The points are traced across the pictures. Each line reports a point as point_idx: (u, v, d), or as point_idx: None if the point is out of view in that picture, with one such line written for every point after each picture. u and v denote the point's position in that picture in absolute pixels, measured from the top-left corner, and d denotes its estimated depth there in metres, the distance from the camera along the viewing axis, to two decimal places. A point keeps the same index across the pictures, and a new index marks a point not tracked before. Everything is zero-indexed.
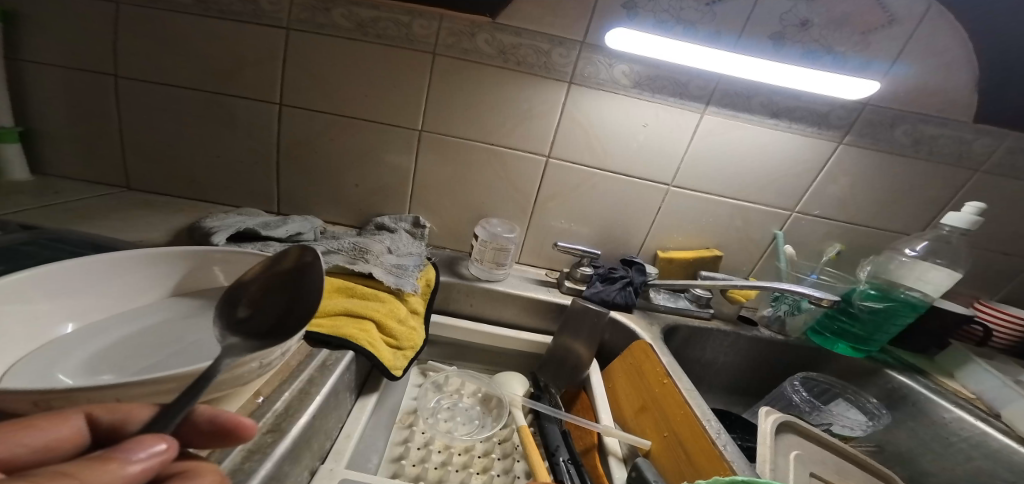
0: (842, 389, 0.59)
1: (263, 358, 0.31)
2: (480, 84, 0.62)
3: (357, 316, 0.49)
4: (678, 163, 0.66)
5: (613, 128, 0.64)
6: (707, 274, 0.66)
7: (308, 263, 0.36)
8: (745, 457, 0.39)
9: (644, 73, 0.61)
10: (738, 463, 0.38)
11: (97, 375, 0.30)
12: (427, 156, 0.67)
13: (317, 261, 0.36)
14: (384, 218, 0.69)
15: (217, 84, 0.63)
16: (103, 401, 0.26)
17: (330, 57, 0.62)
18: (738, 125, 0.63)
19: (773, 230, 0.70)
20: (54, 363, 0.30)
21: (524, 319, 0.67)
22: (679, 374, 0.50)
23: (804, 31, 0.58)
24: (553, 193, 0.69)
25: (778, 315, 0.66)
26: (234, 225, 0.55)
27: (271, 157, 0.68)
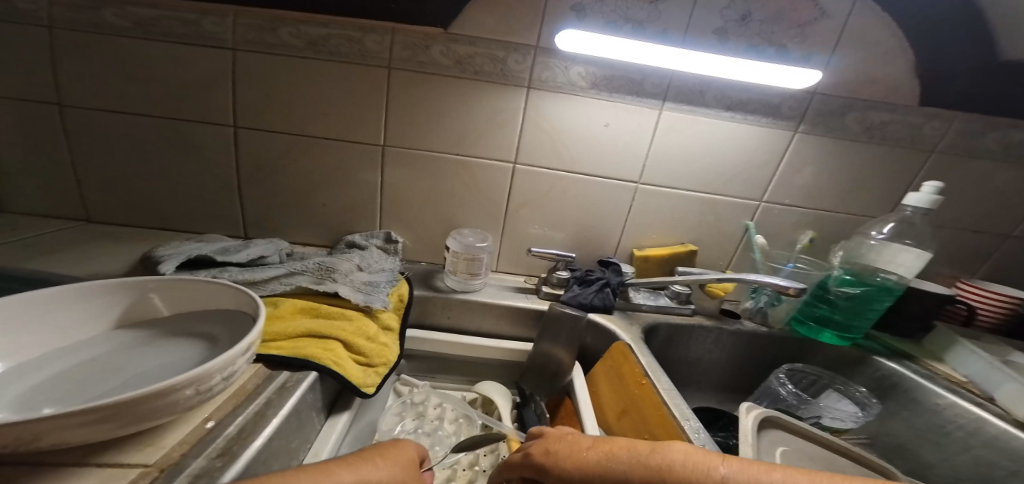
0: (830, 379, 0.58)
1: (199, 384, 0.29)
2: (438, 95, 0.62)
3: (322, 337, 0.47)
4: (643, 161, 0.66)
5: (574, 131, 0.64)
6: (685, 270, 0.65)
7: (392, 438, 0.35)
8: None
9: (599, 74, 0.61)
10: None
11: (36, 410, 0.28)
12: (391, 171, 0.66)
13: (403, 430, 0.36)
14: (354, 236, 0.67)
15: (171, 109, 0.62)
16: (16, 438, 0.23)
17: (282, 77, 0.61)
18: (697, 121, 0.63)
19: (743, 222, 0.70)
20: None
21: (504, 329, 0.65)
22: (658, 374, 0.49)
23: (746, 26, 0.59)
24: (523, 199, 0.68)
25: (760, 308, 0.66)
26: (186, 253, 0.53)
27: (232, 181, 0.66)
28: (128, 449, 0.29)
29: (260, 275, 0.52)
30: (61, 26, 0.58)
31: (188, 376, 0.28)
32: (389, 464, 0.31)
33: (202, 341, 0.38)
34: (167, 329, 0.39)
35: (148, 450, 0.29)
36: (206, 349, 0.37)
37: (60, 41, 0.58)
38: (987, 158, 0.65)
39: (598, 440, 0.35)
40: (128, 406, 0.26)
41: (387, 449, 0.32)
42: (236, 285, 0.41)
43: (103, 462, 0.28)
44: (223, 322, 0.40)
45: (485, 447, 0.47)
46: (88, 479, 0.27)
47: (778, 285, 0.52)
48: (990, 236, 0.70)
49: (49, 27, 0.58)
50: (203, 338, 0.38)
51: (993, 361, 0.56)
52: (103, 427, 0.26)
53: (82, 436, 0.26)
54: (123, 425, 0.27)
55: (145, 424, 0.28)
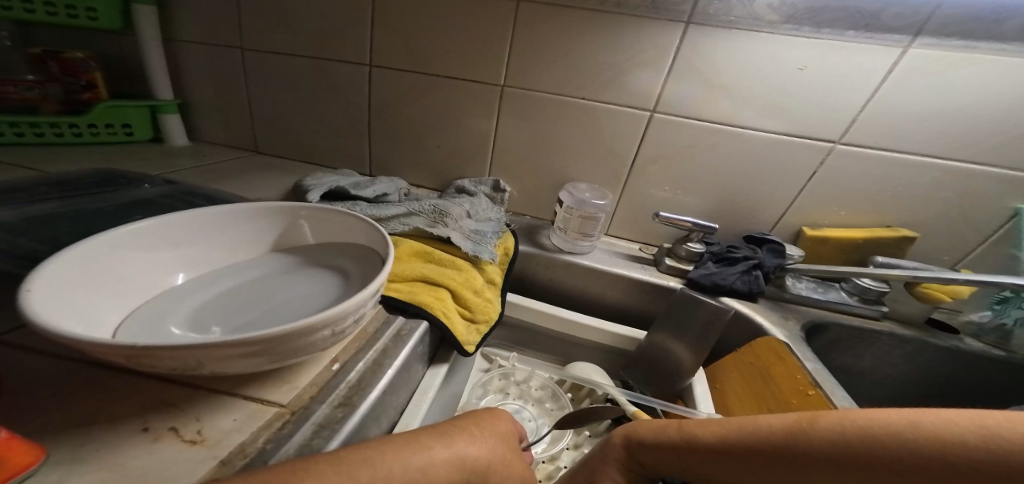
0: None
1: (335, 326, 0.30)
2: (580, 30, 0.53)
3: (435, 284, 0.46)
4: (853, 115, 0.48)
5: (749, 75, 0.49)
6: (885, 261, 0.49)
7: (490, 407, 0.32)
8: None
9: (802, 4, 0.45)
10: None
11: (205, 329, 0.31)
12: (508, 118, 0.62)
13: (497, 407, 0.33)
14: (465, 181, 0.66)
15: (320, 50, 0.66)
16: (184, 362, 0.25)
17: (418, 15, 0.59)
18: (962, 62, 0.43)
19: (1015, 204, 0.49)
20: (163, 317, 0.31)
21: (616, 301, 0.58)
22: (831, 387, 0.38)
23: None
24: (655, 155, 0.57)
25: (1002, 325, 0.48)
26: (327, 184, 0.58)
27: (365, 121, 0.70)
28: (268, 387, 0.30)
29: (384, 213, 0.54)
30: None
31: (321, 319, 0.28)
32: (484, 440, 0.28)
33: (336, 274, 0.40)
34: (308, 259, 0.43)
35: (284, 389, 0.30)
36: (341, 284, 0.39)
37: None
38: None
39: (681, 425, 0.33)
40: (276, 343, 0.27)
41: (484, 419, 0.30)
42: (368, 221, 0.43)
43: (249, 395, 0.29)
44: (354, 259, 0.42)
45: (572, 440, 0.44)
46: (235, 413, 0.28)
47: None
48: None
49: None
50: (336, 272, 0.40)
51: None
52: (254, 361, 0.28)
53: (236, 367, 0.28)
54: (268, 361, 0.28)
55: (286, 362, 0.29)
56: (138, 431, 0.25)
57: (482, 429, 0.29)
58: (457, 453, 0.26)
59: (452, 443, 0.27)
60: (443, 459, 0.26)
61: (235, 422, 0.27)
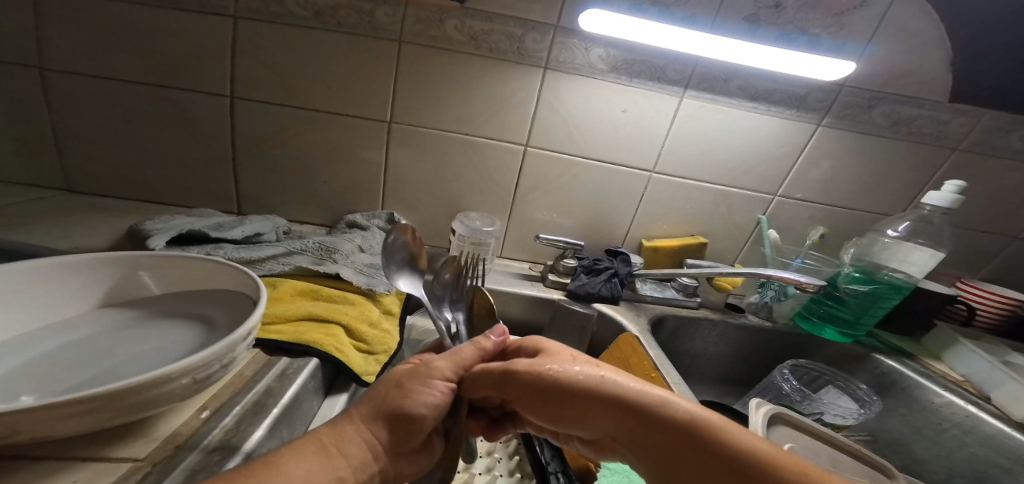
0: (832, 376, 0.62)
1: (198, 373, 0.27)
2: (447, 71, 0.59)
3: (324, 321, 0.45)
4: (658, 150, 0.64)
5: (592, 115, 0.61)
6: (693, 263, 0.65)
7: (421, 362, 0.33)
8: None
9: (621, 58, 0.58)
10: None
11: (11, 399, 0.25)
12: (398, 150, 0.64)
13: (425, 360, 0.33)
14: (356, 216, 0.65)
15: (165, 79, 0.58)
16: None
17: (283, 43, 0.57)
18: (720, 109, 0.61)
19: (755, 215, 0.69)
20: None
21: (510, 316, 0.64)
22: (667, 369, 0.49)
23: (781, 11, 0.54)
24: (533, 184, 0.66)
25: (765, 302, 0.68)
26: (176, 228, 0.51)
27: (227, 155, 0.63)
28: (121, 443, 0.27)
29: (257, 255, 0.50)
30: None
31: (181, 367, 0.25)
32: (417, 396, 0.30)
33: (199, 322, 0.36)
34: (160, 310, 0.37)
35: (139, 442, 0.27)
36: (203, 332, 0.35)
37: None
38: None
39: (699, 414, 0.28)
40: (120, 397, 0.24)
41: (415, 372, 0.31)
42: (235, 264, 0.40)
43: (91, 457, 0.26)
44: (222, 304, 0.38)
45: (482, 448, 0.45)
46: (75, 475, 0.24)
47: (800, 281, 0.54)
48: (1019, 240, 0.68)
49: None
50: (199, 320, 0.37)
51: (995, 361, 0.57)
52: (93, 419, 0.24)
53: (70, 428, 0.24)
54: (113, 417, 0.25)
55: (136, 417, 0.26)
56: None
57: (420, 392, 0.30)
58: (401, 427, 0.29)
59: (413, 407, 0.29)
60: (386, 433, 0.29)
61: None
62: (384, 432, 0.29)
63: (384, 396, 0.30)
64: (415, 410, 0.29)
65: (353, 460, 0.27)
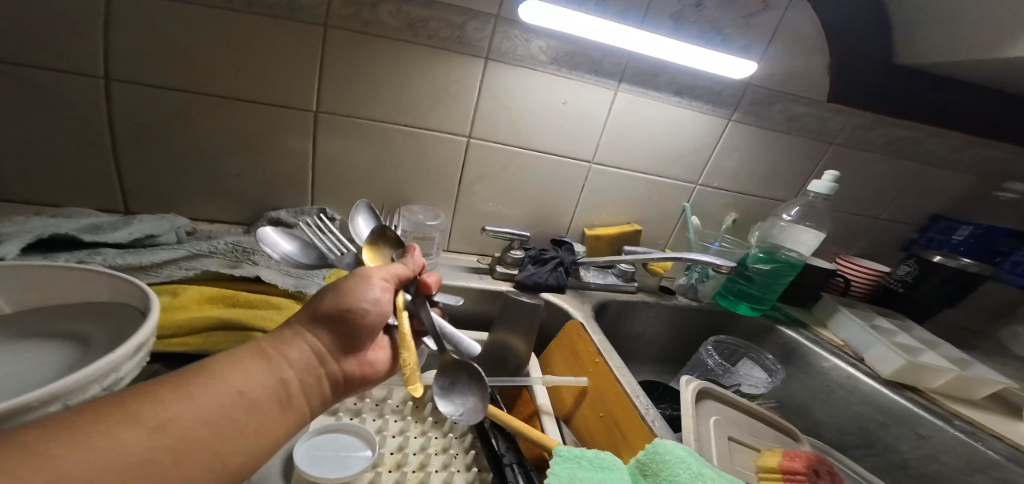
0: (747, 349, 0.69)
1: (70, 397, 0.24)
2: (380, 53, 0.55)
3: (245, 328, 0.39)
4: (597, 141, 0.66)
5: (533, 106, 0.62)
6: (632, 250, 0.69)
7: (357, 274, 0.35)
8: (670, 430, 0.41)
9: (560, 49, 0.59)
10: (659, 427, 0.41)
11: None
12: (328, 138, 0.58)
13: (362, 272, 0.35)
14: (280, 212, 0.58)
15: (10, 49, 0.47)
16: None
17: (175, 7, 0.48)
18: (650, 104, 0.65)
19: (681, 203, 0.75)
20: None
21: (458, 311, 0.63)
22: (609, 352, 0.51)
23: (701, 11, 0.59)
24: (476, 176, 0.65)
25: (692, 283, 0.75)
26: (35, 230, 0.41)
27: (110, 143, 0.53)
28: None
29: (149, 260, 0.42)
30: None
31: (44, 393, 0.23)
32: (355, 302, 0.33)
33: (72, 342, 0.33)
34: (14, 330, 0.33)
35: None
36: (80, 354, 0.32)
37: None
38: (883, 154, 0.75)
39: None
40: None
41: (353, 284, 0.34)
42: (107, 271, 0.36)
43: None
44: (101, 318, 0.35)
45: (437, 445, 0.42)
46: None
47: (715, 264, 0.60)
48: (880, 220, 0.82)
49: None
50: (71, 338, 0.33)
51: (865, 326, 0.68)
52: None
53: None
54: None
55: None
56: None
57: (358, 298, 0.33)
58: (341, 329, 0.33)
59: (351, 310, 0.33)
60: (327, 338, 0.33)
61: None
62: (325, 336, 0.33)
63: (324, 308, 0.33)
64: (354, 314, 0.33)
65: (295, 362, 0.30)
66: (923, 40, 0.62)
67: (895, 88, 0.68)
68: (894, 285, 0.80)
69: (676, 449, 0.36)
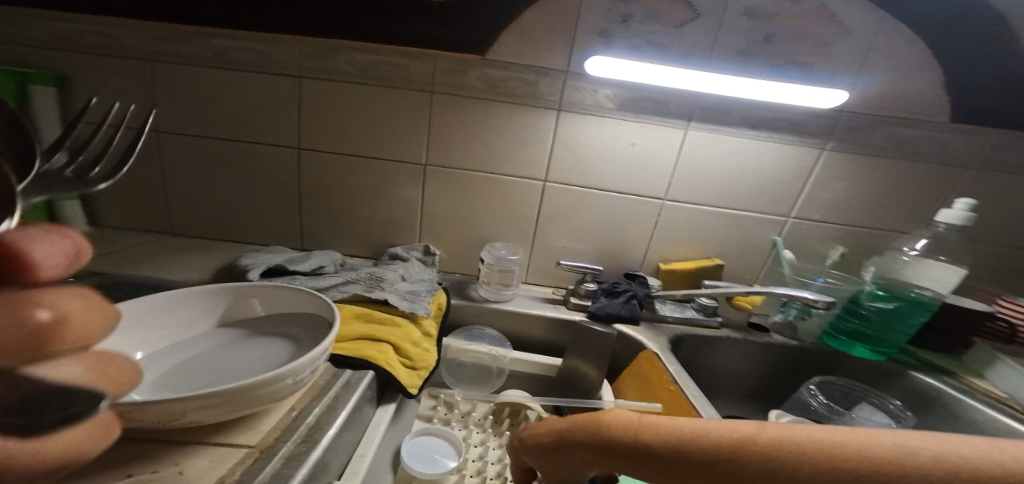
0: (863, 393, 0.61)
1: (294, 376, 0.34)
2: (473, 117, 0.68)
3: (375, 340, 0.52)
4: (668, 180, 0.69)
5: (604, 150, 0.68)
6: (711, 284, 0.67)
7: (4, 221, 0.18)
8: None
9: (624, 97, 0.64)
10: None
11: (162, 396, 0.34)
12: (431, 187, 0.73)
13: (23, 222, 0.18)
14: (397, 249, 0.74)
15: (246, 135, 0.71)
16: (170, 413, 0.29)
17: (336, 97, 0.68)
18: (725, 138, 0.65)
19: (771, 236, 0.71)
20: None
21: (537, 337, 0.69)
22: (684, 380, 0.53)
23: (770, 45, 0.58)
24: (550, 215, 0.72)
25: (789, 321, 0.69)
26: (266, 263, 0.62)
27: (293, 198, 0.75)
28: (233, 433, 0.34)
29: (324, 283, 0.59)
30: (160, 59, 0.68)
31: (286, 369, 0.33)
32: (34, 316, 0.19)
33: (287, 340, 0.44)
34: (256, 329, 0.46)
35: (248, 433, 0.35)
36: (290, 348, 0.43)
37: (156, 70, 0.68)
38: None
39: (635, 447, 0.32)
40: (246, 392, 0.31)
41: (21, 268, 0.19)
42: (315, 293, 0.48)
43: (215, 442, 0.33)
44: (304, 325, 0.47)
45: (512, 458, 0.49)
46: (209, 455, 0.32)
47: (807, 299, 0.56)
48: None
49: (150, 60, 0.68)
50: (287, 337, 0.45)
51: None
52: (221, 410, 0.31)
53: (206, 416, 0.31)
54: (232, 410, 0.32)
55: (246, 410, 0.33)
56: (121, 477, 0.28)
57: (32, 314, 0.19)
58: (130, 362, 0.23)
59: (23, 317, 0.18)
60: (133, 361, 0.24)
61: (210, 461, 0.31)
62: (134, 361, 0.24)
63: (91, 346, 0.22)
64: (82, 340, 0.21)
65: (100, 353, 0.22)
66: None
67: None
68: None
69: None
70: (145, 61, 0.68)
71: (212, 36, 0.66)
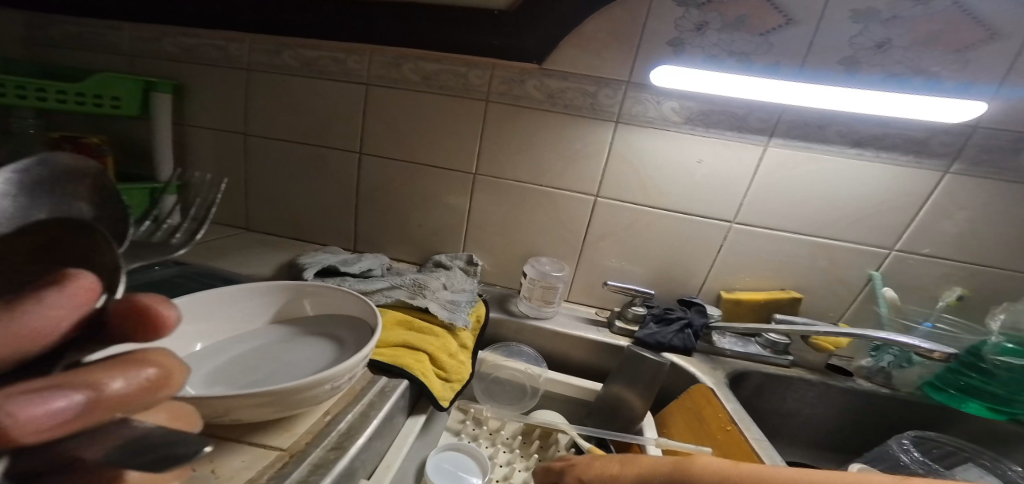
0: (970, 454, 0.51)
1: (334, 381, 0.35)
2: (530, 128, 0.66)
3: (414, 349, 0.52)
4: (739, 202, 0.62)
5: (671, 166, 0.63)
6: (783, 318, 0.60)
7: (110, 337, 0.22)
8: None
9: (695, 110, 0.59)
10: None
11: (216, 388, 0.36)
12: (483, 197, 0.72)
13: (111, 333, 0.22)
14: (441, 256, 0.74)
15: (316, 140, 0.76)
16: (219, 409, 0.31)
17: (396, 105, 0.71)
18: (814, 157, 0.58)
19: (867, 271, 0.61)
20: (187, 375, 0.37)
21: (579, 359, 0.66)
22: (746, 423, 0.46)
23: (885, 51, 0.51)
24: (603, 232, 0.69)
25: (881, 367, 0.59)
26: (320, 263, 0.65)
27: (352, 202, 0.79)
28: (271, 434, 0.36)
29: (370, 287, 0.61)
30: (256, 69, 0.75)
31: (325, 375, 0.33)
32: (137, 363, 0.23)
33: (333, 341, 0.46)
34: (306, 328, 0.48)
35: (284, 435, 0.36)
36: (336, 348, 0.45)
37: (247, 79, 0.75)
38: None
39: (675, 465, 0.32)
40: (288, 395, 0.32)
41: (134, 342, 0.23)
42: (362, 295, 0.49)
43: (254, 442, 0.34)
44: (350, 328, 0.48)
45: None
46: (244, 455, 0.33)
47: (919, 350, 0.47)
48: None
49: (242, 69, 0.75)
50: (333, 339, 0.47)
51: None
52: (266, 409, 0.33)
53: (250, 415, 0.33)
54: (274, 410, 0.33)
55: (286, 412, 0.34)
56: None
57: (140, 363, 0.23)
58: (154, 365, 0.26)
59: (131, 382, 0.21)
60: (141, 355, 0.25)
61: (245, 462, 0.32)
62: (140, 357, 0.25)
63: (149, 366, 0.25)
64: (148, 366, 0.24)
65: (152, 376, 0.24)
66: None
67: None
68: None
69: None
70: (238, 71, 0.75)
71: (302, 48, 0.72)
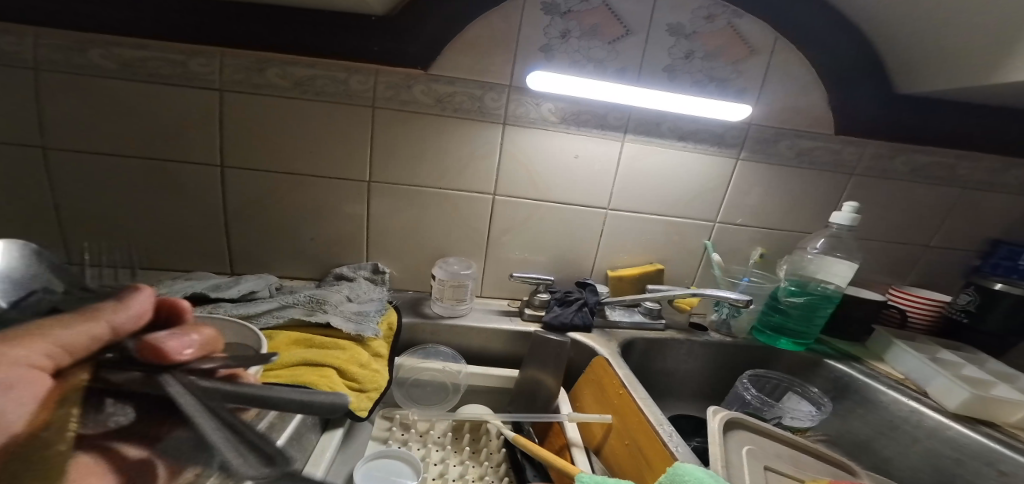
0: (790, 383, 0.67)
1: None
2: (419, 132, 0.67)
3: (317, 364, 0.49)
4: (609, 190, 0.72)
5: (551, 161, 0.70)
6: (655, 288, 0.73)
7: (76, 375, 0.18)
8: (695, 456, 0.42)
9: (566, 111, 0.67)
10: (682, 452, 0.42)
11: None
12: (379, 202, 0.70)
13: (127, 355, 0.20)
14: (343, 269, 0.70)
15: (157, 153, 0.65)
16: None
17: (265, 111, 0.64)
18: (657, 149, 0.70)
19: (702, 240, 0.77)
20: None
21: (492, 352, 0.68)
22: (634, 385, 0.54)
23: (690, 62, 0.66)
24: (503, 228, 0.73)
25: (724, 319, 0.74)
26: (180, 291, 0.55)
27: (220, 219, 0.69)
28: None
29: (253, 309, 0.54)
30: (45, 67, 0.60)
31: None
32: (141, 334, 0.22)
33: None
34: None
35: None
36: None
37: (43, 79, 0.60)
38: (909, 178, 0.74)
39: None
40: None
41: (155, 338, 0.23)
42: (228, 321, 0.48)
43: None
44: None
45: (475, 472, 0.48)
46: None
47: (732, 299, 0.61)
48: (926, 247, 0.78)
49: (32, 67, 0.59)
50: None
51: (923, 358, 0.64)
52: None
53: None
54: None
55: None
56: None
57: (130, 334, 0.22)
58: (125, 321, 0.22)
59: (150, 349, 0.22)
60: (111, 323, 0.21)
61: None
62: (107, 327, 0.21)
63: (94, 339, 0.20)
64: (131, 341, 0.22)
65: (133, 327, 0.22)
66: (918, 78, 0.63)
67: (916, 114, 0.68)
68: (956, 316, 0.75)
69: (696, 471, 0.37)
70: (26, 68, 0.59)
71: (112, 43, 0.60)
